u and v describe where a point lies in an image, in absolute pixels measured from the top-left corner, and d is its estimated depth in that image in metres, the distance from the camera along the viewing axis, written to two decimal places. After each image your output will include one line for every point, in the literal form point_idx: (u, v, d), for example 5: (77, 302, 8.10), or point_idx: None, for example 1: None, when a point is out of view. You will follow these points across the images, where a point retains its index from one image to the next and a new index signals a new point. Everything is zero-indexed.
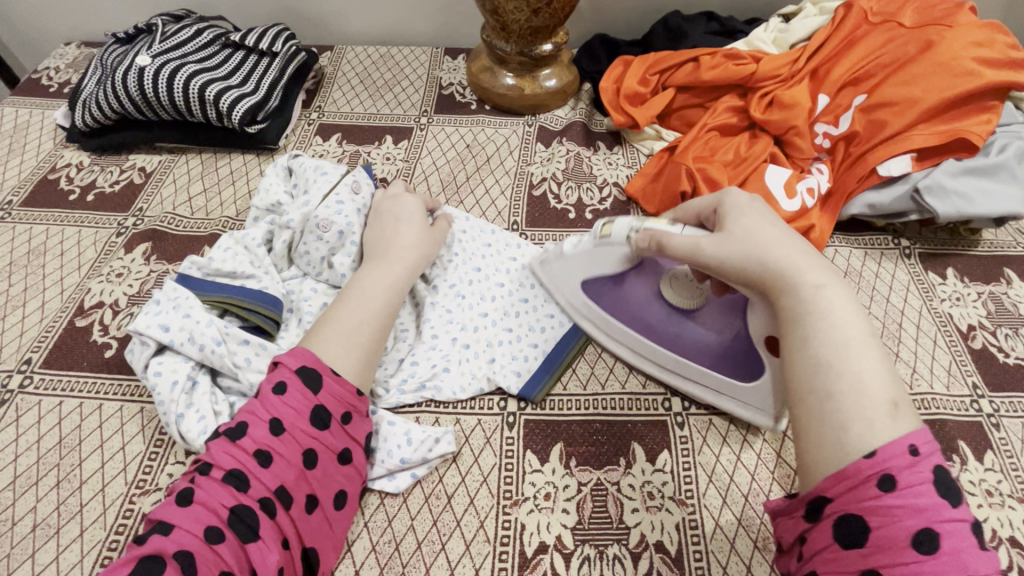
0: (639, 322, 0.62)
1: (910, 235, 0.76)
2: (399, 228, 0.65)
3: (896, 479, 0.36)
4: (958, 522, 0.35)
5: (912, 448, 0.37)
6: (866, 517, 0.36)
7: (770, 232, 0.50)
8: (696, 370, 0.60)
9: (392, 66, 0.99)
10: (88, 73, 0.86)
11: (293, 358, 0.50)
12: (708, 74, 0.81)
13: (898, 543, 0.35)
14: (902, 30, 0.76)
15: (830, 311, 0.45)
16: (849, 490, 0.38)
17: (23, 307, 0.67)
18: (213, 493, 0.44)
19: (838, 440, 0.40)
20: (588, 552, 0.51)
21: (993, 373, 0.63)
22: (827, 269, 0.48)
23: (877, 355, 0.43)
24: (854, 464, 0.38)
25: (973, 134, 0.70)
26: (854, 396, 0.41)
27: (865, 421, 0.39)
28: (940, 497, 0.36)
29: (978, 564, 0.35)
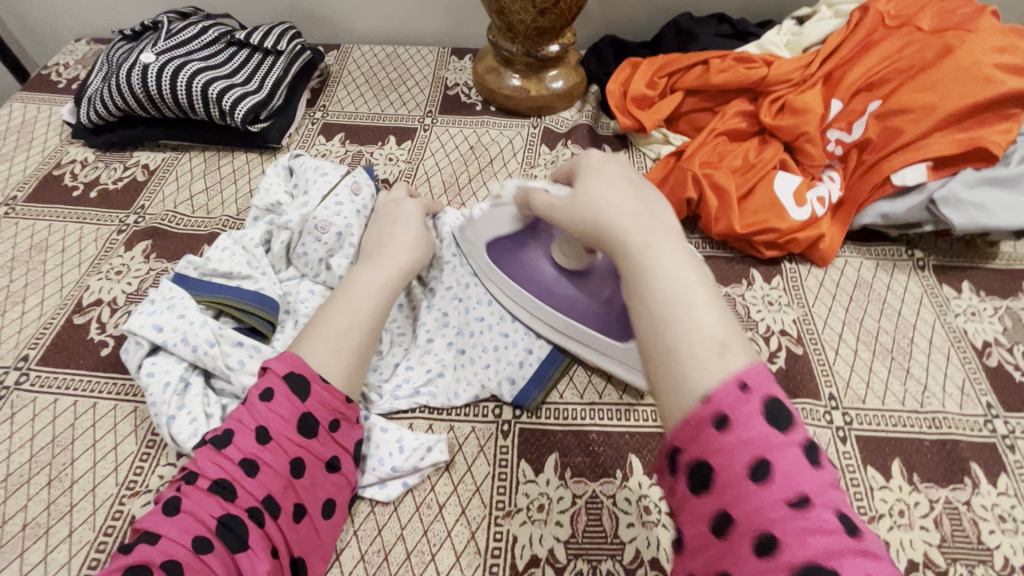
0: (533, 282, 0.62)
1: (925, 245, 0.74)
2: (393, 231, 0.63)
3: (729, 415, 0.32)
4: (791, 445, 0.31)
5: (742, 384, 0.33)
6: (708, 459, 0.32)
7: (606, 193, 0.45)
8: (582, 333, 0.60)
9: (398, 66, 0.98)
10: (94, 69, 0.86)
11: (281, 362, 0.49)
12: (717, 77, 0.79)
13: (734, 479, 0.31)
14: (920, 34, 0.73)
15: (660, 252, 0.40)
16: (692, 438, 0.33)
17: (23, 303, 0.67)
18: (200, 502, 0.43)
19: (677, 390, 0.34)
20: (581, 567, 0.49)
21: (1009, 392, 0.61)
22: (663, 221, 0.43)
23: (711, 299, 0.37)
24: (693, 413, 0.33)
25: (993, 143, 0.67)
26: (688, 344, 0.35)
27: (698, 366, 0.34)
28: (770, 426, 0.31)
29: (813, 485, 0.30)
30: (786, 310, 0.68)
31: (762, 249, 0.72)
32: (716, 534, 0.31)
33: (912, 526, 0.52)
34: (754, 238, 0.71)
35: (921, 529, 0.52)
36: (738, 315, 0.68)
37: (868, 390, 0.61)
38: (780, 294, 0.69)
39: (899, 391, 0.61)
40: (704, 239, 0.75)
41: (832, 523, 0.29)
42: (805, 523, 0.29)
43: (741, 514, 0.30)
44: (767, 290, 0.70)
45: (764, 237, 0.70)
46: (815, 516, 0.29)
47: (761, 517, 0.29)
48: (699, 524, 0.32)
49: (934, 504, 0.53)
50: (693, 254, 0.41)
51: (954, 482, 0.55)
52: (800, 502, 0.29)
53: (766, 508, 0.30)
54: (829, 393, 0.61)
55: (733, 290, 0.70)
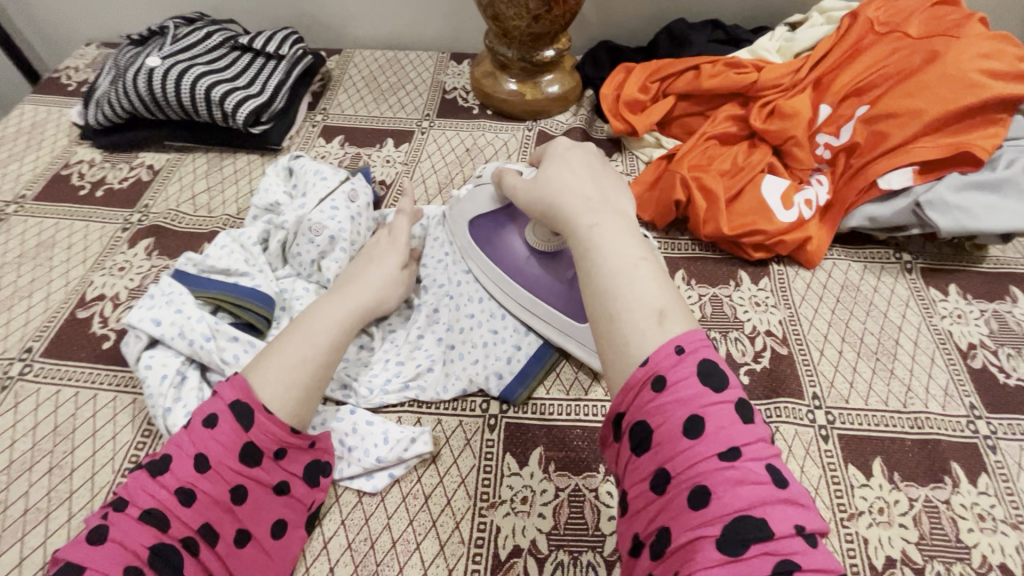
0: (505, 260, 0.65)
1: (912, 248, 0.75)
2: (368, 268, 0.63)
3: (665, 377, 0.36)
4: (722, 402, 0.35)
5: (678, 348, 0.37)
6: (648, 420, 0.36)
7: (562, 181, 0.51)
8: (546, 311, 0.63)
9: (398, 71, 1.00)
10: (103, 72, 0.89)
11: (227, 389, 0.48)
12: (708, 82, 0.81)
13: (672, 436, 0.35)
14: (908, 40, 0.74)
15: (610, 235, 0.45)
16: (635, 400, 0.37)
17: (29, 297, 0.69)
18: (128, 532, 0.43)
19: (620, 355, 0.39)
20: (562, 558, 0.51)
21: (992, 393, 0.62)
22: (613, 203, 0.48)
23: (652, 272, 0.42)
24: (633, 375, 0.38)
25: (978, 148, 0.68)
26: (628, 313, 0.40)
27: (636, 331, 0.39)
28: (703, 385, 0.36)
29: (743, 439, 0.34)
30: (772, 310, 0.69)
31: (750, 250, 0.73)
32: (656, 491, 0.35)
33: (891, 523, 0.53)
34: (742, 240, 0.72)
35: (899, 526, 0.53)
36: (725, 315, 0.69)
37: (851, 390, 0.62)
38: (767, 295, 0.70)
39: (882, 391, 0.62)
40: (693, 240, 0.76)
41: (759, 473, 0.34)
42: (732, 473, 0.33)
43: (676, 470, 0.34)
44: (754, 291, 0.71)
45: (751, 239, 0.71)
46: (742, 467, 0.33)
47: (694, 470, 0.34)
48: (641, 483, 0.36)
49: (913, 503, 0.54)
50: (638, 231, 0.46)
51: (934, 481, 0.56)
52: (730, 455, 0.34)
53: (697, 460, 0.34)
54: (813, 393, 0.62)
55: (720, 291, 0.71)
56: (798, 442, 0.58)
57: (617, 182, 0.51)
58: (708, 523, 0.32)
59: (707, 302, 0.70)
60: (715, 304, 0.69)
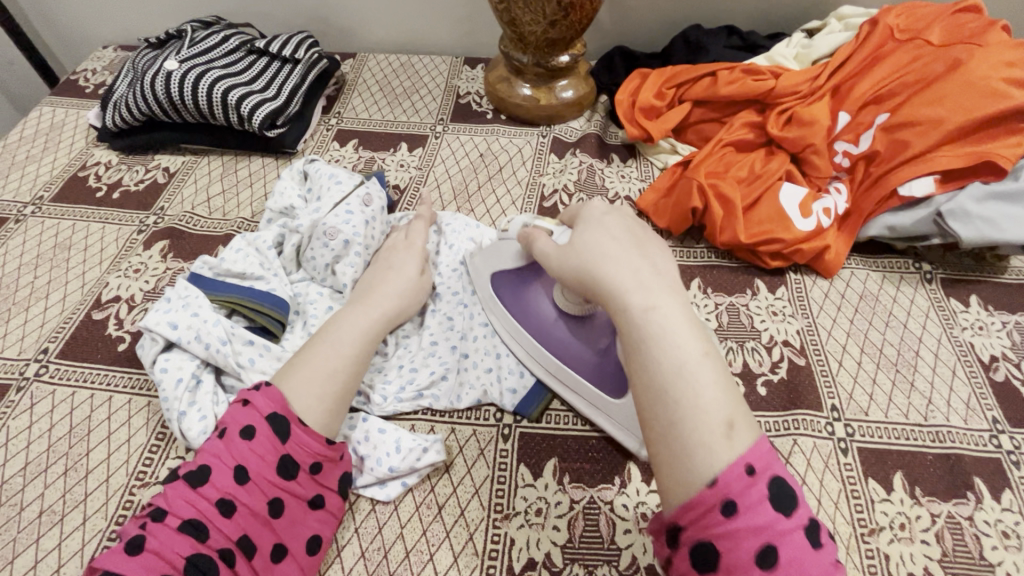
0: (532, 321, 0.61)
1: (932, 259, 0.74)
2: (388, 276, 0.63)
3: (736, 502, 0.36)
4: (794, 530, 0.35)
5: (748, 468, 0.37)
6: (714, 543, 0.36)
7: (607, 252, 0.48)
8: (574, 379, 0.59)
9: (412, 75, 1.00)
10: (121, 75, 0.90)
11: (264, 401, 0.49)
12: (725, 88, 0.80)
13: (742, 564, 0.35)
14: (929, 48, 0.74)
15: (665, 329, 0.42)
16: (698, 519, 0.37)
17: (46, 298, 0.70)
18: (167, 541, 0.43)
19: (684, 469, 0.38)
20: (577, 572, 0.50)
21: (1015, 407, 0.60)
22: (663, 282, 0.46)
23: (714, 372, 0.41)
24: (699, 496, 0.37)
25: (1001, 157, 0.67)
26: (693, 422, 0.39)
27: (704, 445, 0.38)
28: (776, 511, 0.36)
29: (816, 569, 0.35)
30: (790, 320, 0.68)
31: (767, 258, 0.72)
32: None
33: (913, 539, 0.52)
34: (759, 248, 0.71)
35: (921, 543, 0.52)
36: (742, 325, 0.68)
37: (871, 402, 0.61)
38: (784, 305, 0.70)
39: (903, 404, 0.61)
40: (709, 249, 0.76)
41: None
42: None
43: None
44: (771, 301, 0.70)
45: (769, 248, 0.71)
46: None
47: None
48: None
49: (935, 518, 0.53)
50: (691, 316, 0.44)
51: (956, 497, 0.54)
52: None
53: None
54: (831, 405, 0.61)
55: (736, 300, 0.70)
56: (817, 454, 0.57)
57: (661, 257, 0.48)
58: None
59: (723, 310, 0.69)
60: (732, 314, 0.69)
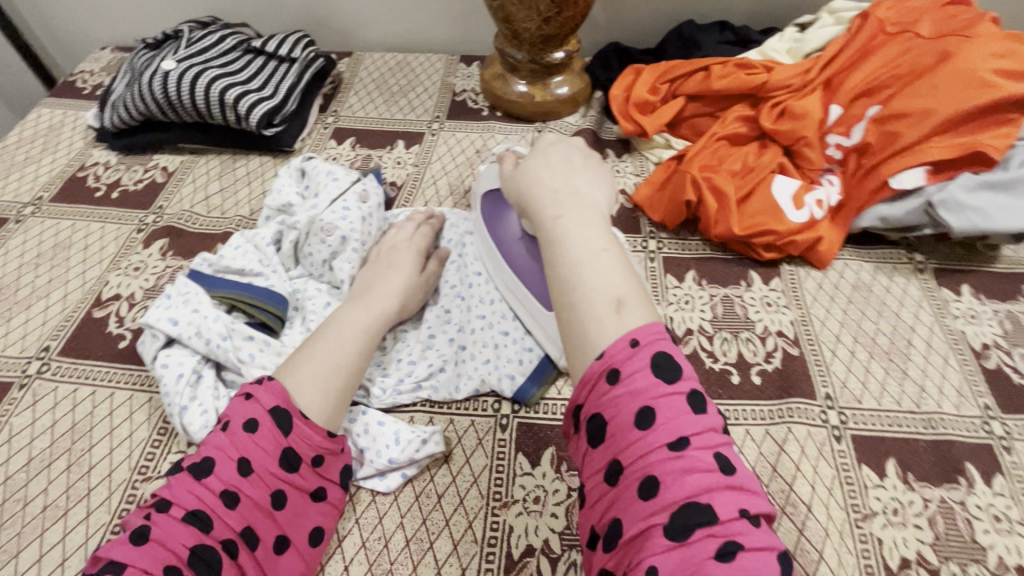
0: (499, 235, 0.67)
1: (925, 249, 0.75)
2: (390, 274, 0.64)
3: (619, 371, 0.38)
4: (673, 394, 0.37)
5: (634, 341, 0.39)
6: (603, 414, 0.38)
7: (537, 177, 0.52)
8: (518, 290, 0.65)
9: (408, 73, 1.01)
10: (118, 76, 0.90)
11: (267, 394, 0.50)
12: (718, 83, 0.81)
13: (623, 429, 0.37)
14: (919, 40, 0.74)
15: (571, 231, 0.46)
16: (592, 393, 0.39)
17: (46, 298, 0.70)
18: (172, 531, 0.43)
19: (578, 346, 0.41)
20: (575, 558, 0.51)
21: (1007, 394, 0.61)
22: (580, 197, 0.49)
23: (612, 262, 0.43)
24: (591, 368, 0.39)
25: (990, 147, 0.68)
26: (588, 302, 0.41)
27: (595, 321, 0.40)
28: (656, 377, 0.37)
29: (693, 430, 0.36)
30: (784, 310, 0.69)
31: (761, 250, 0.73)
32: (610, 481, 0.37)
33: (905, 524, 0.53)
34: (753, 240, 0.72)
35: (914, 527, 0.53)
36: (737, 315, 0.69)
37: (864, 390, 0.62)
38: (778, 295, 0.70)
39: (896, 392, 0.62)
40: (704, 241, 0.77)
41: (705, 461, 0.35)
42: (680, 463, 0.35)
43: (629, 461, 0.36)
44: (765, 292, 0.71)
45: (762, 240, 0.71)
46: (690, 456, 0.35)
47: (644, 460, 0.36)
48: (598, 475, 0.38)
49: (928, 503, 0.54)
50: (602, 223, 0.47)
51: (949, 482, 0.55)
52: (678, 445, 0.35)
53: (647, 452, 0.35)
54: (825, 393, 0.62)
55: (731, 291, 0.71)
56: (811, 442, 0.58)
57: (591, 180, 0.52)
58: (657, 510, 0.34)
59: (718, 301, 0.70)
60: (727, 305, 0.70)
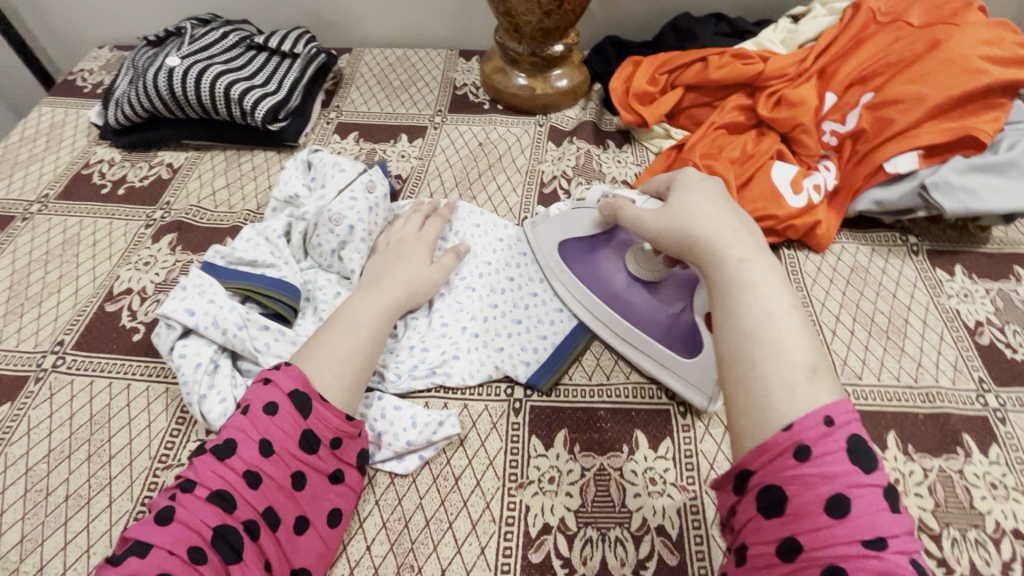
0: (604, 287, 0.66)
1: (919, 232, 0.77)
2: (401, 264, 0.65)
3: (810, 449, 0.36)
4: (870, 486, 0.35)
5: (827, 419, 0.37)
6: (783, 487, 0.36)
7: (708, 217, 0.51)
8: (644, 340, 0.62)
9: (408, 68, 1.02)
10: (121, 73, 0.91)
11: (285, 378, 0.51)
12: (716, 73, 0.83)
13: (809, 510, 0.35)
14: (909, 29, 0.77)
15: (755, 285, 0.45)
16: (769, 462, 0.37)
17: (58, 293, 0.71)
18: (196, 511, 0.45)
19: (762, 409, 0.39)
20: (591, 534, 0.52)
21: (1001, 368, 0.63)
22: (759, 248, 0.49)
23: (798, 324, 0.43)
24: (773, 437, 0.38)
25: (981, 131, 0.71)
26: (775, 365, 0.40)
27: (785, 386, 0.39)
28: (851, 463, 0.35)
29: (891, 530, 0.34)
30: None
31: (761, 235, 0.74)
32: (782, 554, 0.36)
33: (907, 493, 0.55)
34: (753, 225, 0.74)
35: (915, 496, 0.55)
36: None
37: (864, 367, 0.64)
38: None
39: (895, 368, 0.64)
40: None
41: (903, 566, 0.33)
42: (875, 561, 0.33)
43: (811, 542, 0.34)
44: None
45: (762, 224, 0.73)
46: (886, 558, 0.33)
47: (831, 548, 0.34)
48: (764, 544, 0.36)
49: (928, 473, 0.56)
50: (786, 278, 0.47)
51: (947, 452, 0.57)
52: (874, 542, 0.33)
53: (835, 539, 0.34)
54: None
55: None
56: None
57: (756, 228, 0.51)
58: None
59: None
60: None
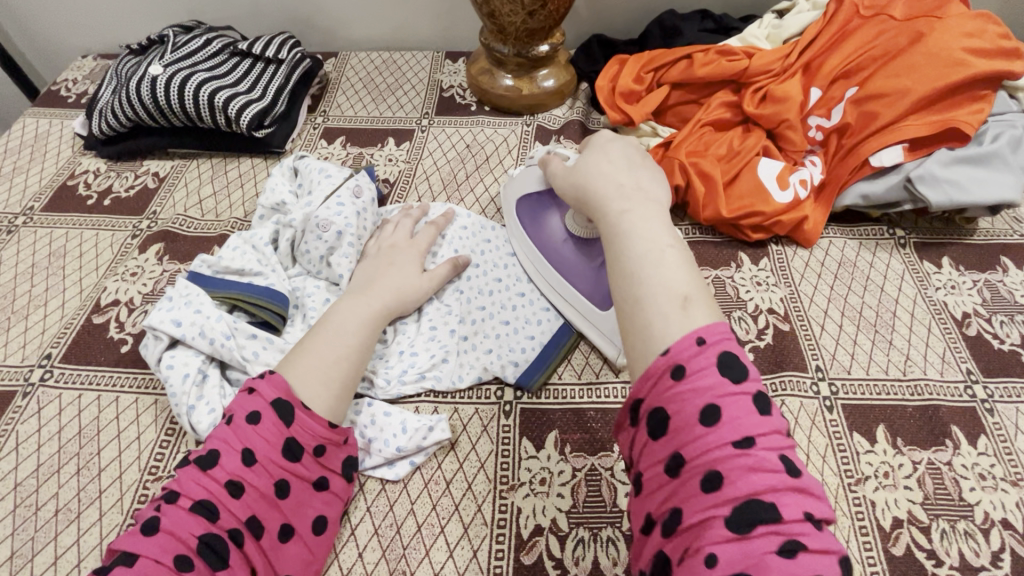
0: (540, 238, 0.69)
1: (906, 225, 0.77)
2: (389, 271, 0.65)
3: (685, 367, 0.37)
4: (741, 394, 0.36)
5: (700, 339, 0.38)
6: (665, 407, 0.37)
7: (603, 174, 0.53)
8: (568, 291, 0.66)
9: (394, 71, 1.02)
10: (104, 83, 0.90)
11: (269, 387, 0.51)
12: (701, 70, 0.83)
13: (686, 424, 0.36)
14: (893, 23, 0.77)
15: (636, 227, 0.47)
16: (654, 388, 0.38)
17: (45, 306, 0.70)
18: (180, 521, 0.44)
19: (643, 340, 0.41)
20: (583, 535, 0.52)
21: (988, 359, 0.64)
22: (649, 195, 0.50)
23: (678, 259, 0.44)
24: (653, 363, 0.39)
25: (965, 124, 0.71)
26: (654, 297, 0.41)
27: (660, 316, 0.40)
28: (723, 375, 0.36)
29: (760, 430, 0.35)
30: (773, 289, 0.71)
31: (749, 232, 0.75)
32: (670, 473, 0.37)
33: (896, 486, 0.55)
34: (741, 222, 0.74)
35: (904, 488, 0.55)
36: (728, 295, 0.71)
37: (853, 361, 0.64)
38: (767, 275, 0.72)
39: (883, 361, 0.64)
40: (693, 225, 0.78)
41: (771, 461, 0.35)
42: (744, 460, 0.34)
43: (691, 456, 0.36)
44: (755, 272, 0.73)
45: (750, 221, 0.73)
46: (755, 454, 0.34)
47: (708, 456, 0.35)
48: (657, 466, 0.38)
49: (916, 465, 0.56)
50: (669, 220, 0.48)
51: (936, 444, 0.58)
52: (744, 443, 0.35)
53: (711, 447, 0.35)
54: (815, 365, 0.64)
55: (721, 272, 0.73)
56: (804, 413, 0.60)
57: (652, 179, 0.52)
58: (718, 504, 0.34)
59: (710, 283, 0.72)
60: (718, 286, 0.72)
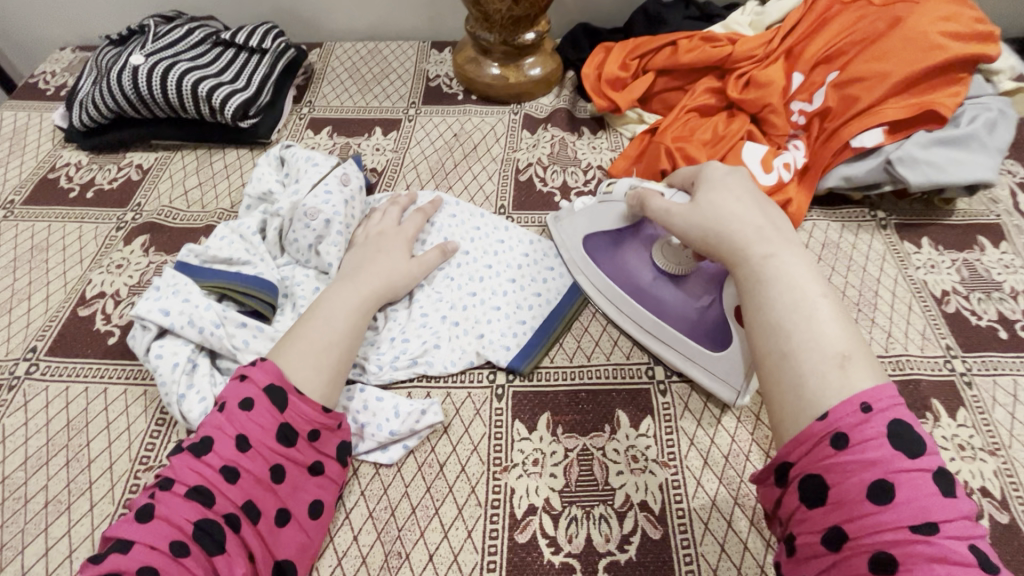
0: (628, 281, 0.66)
1: (886, 207, 0.79)
2: (378, 258, 0.65)
3: (848, 436, 0.37)
4: (916, 471, 0.36)
5: (865, 406, 0.38)
6: (824, 476, 0.38)
7: (733, 212, 0.54)
8: (671, 335, 0.62)
9: (380, 61, 1.01)
10: (84, 74, 0.89)
11: (262, 373, 0.51)
12: (686, 56, 0.84)
13: (853, 499, 0.36)
14: (872, 8, 0.78)
15: (782, 274, 0.48)
16: (808, 453, 0.39)
17: (28, 299, 0.69)
18: (175, 507, 0.45)
19: (795, 397, 0.41)
20: (576, 513, 0.53)
21: (966, 335, 0.65)
22: (788, 239, 0.51)
23: (831, 311, 0.44)
24: (809, 427, 0.39)
25: (942, 106, 0.73)
26: (808, 352, 0.42)
27: (816, 375, 0.41)
28: (895, 449, 0.36)
29: (942, 514, 0.34)
30: None
31: None
32: (829, 545, 0.37)
33: None
34: None
35: None
36: None
37: None
38: None
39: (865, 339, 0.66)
40: None
41: (961, 552, 0.33)
42: (927, 548, 0.33)
43: (857, 531, 0.36)
44: None
45: None
46: (939, 543, 0.34)
47: (880, 536, 0.35)
48: (812, 535, 0.38)
49: None
50: (813, 266, 0.49)
51: (917, 417, 0.59)
52: (925, 529, 0.34)
53: (882, 527, 0.35)
54: None
55: None
56: None
57: (783, 222, 0.53)
58: None
59: None
60: None
